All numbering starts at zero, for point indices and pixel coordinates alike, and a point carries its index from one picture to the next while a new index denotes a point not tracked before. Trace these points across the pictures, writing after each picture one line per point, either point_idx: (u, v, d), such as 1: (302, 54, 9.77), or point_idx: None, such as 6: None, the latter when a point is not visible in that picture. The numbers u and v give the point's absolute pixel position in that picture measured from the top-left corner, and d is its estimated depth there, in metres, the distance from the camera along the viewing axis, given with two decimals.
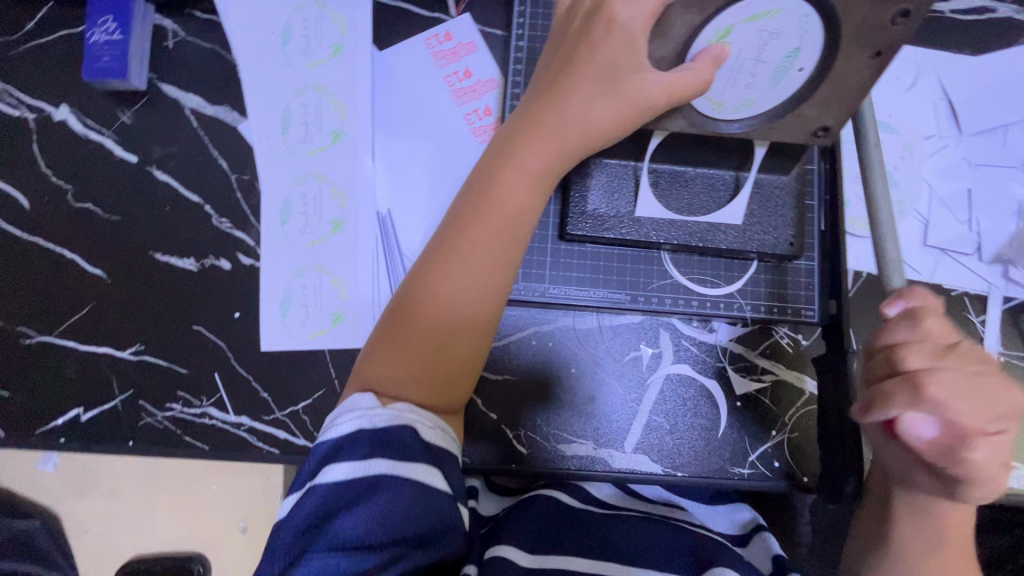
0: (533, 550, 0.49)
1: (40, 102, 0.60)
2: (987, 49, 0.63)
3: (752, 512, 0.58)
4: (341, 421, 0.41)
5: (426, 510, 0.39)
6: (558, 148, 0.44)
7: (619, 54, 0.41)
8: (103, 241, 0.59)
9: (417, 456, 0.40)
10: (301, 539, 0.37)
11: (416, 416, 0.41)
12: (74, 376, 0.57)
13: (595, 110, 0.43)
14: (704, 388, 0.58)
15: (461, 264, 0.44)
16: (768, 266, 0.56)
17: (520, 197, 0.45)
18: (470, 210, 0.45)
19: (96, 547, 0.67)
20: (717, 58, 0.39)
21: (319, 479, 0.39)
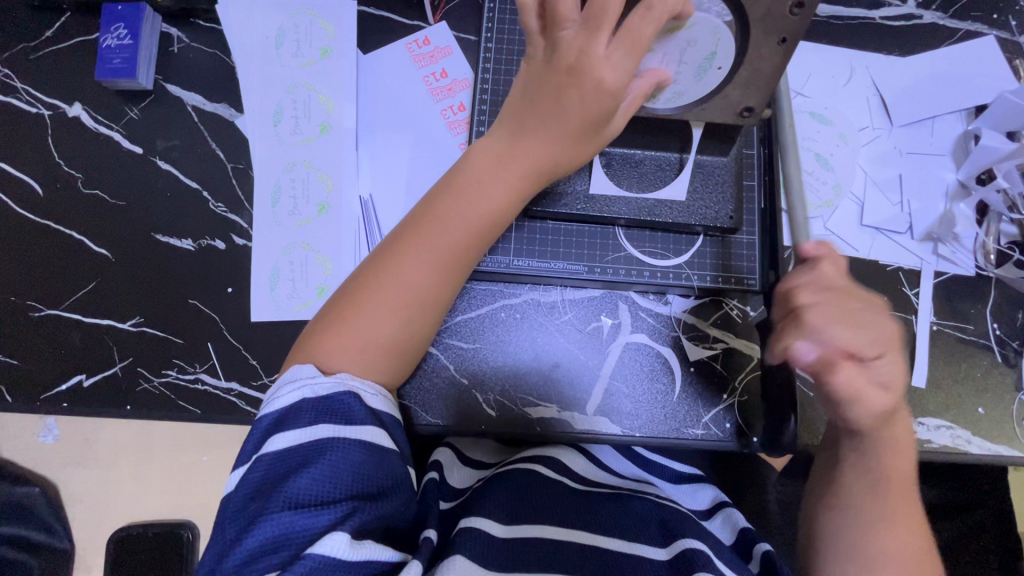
0: (509, 519, 0.51)
1: (56, 100, 0.67)
2: (915, 51, 0.70)
3: (715, 492, 0.62)
4: (280, 395, 0.46)
5: (374, 464, 0.45)
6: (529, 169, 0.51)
7: (593, 98, 0.46)
8: (109, 224, 0.64)
9: (362, 420, 0.46)
10: (258, 502, 0.42)
11: (358, 383, 0.48)
12: (78, 345, 0.62)
13: (564, 144, 0.50)
14: (660, 355, 0.63)
15: (426, 265, 0.51)
16: (714, 240, 0.62)
17: (478, 208, 0.51)
18: (428, 221, 0.51)
19: (93, 516, 0.71)
20: (659, 81, 0.47)
21: (267, 449, 0.44)
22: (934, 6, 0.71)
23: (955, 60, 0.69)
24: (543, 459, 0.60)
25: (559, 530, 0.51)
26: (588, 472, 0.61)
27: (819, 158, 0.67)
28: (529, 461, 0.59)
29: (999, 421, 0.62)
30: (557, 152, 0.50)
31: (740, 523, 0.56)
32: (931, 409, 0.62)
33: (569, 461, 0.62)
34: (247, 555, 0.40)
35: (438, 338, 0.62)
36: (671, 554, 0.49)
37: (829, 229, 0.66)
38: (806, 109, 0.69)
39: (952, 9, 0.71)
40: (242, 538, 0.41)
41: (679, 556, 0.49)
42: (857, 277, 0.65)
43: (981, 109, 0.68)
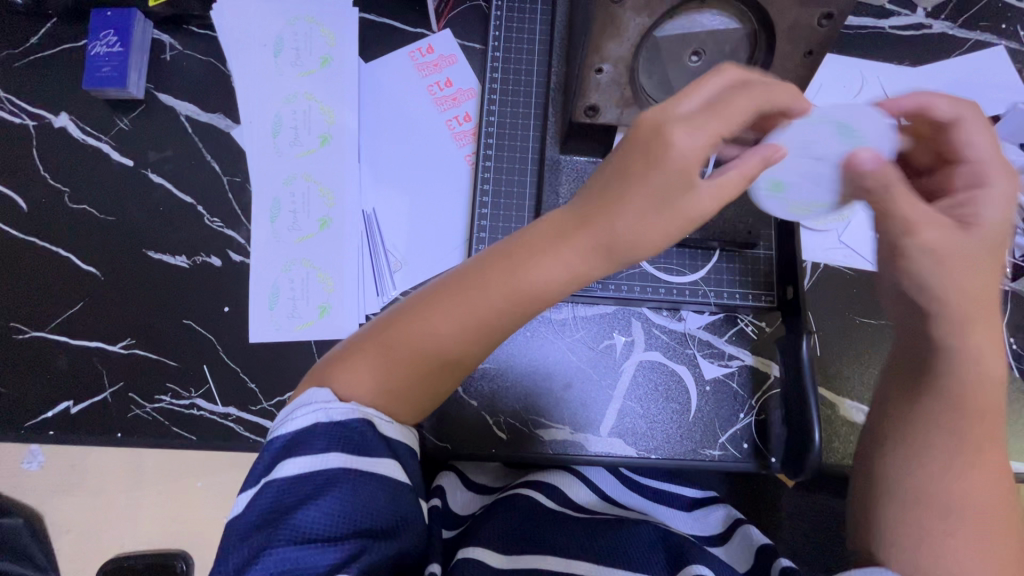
0: (507, 548, 0.47)
1: (41, 110, 0.63)
2: (925, 60, 0.69)
3: (727, 510, 0.60)
4: (293, 416, 0.41)
5: (389, 501, 0.40)
6: (600, 245, 0.42)
7: (671, 175, 0.39)
8: (98, 240, 0.61)
9: (378, 450, 0.41)
10: (257, 534, 0.37)
11: (375, 411, 0.42)
12: (65, 370, 0.58)
13: (644, 228, 0.41)
14: (675, 374, 0.61)
15: (458, 320, 0.43)
16: (729, 256, 0.60)
17: (529, 283, 0.42)
18: (467, 286, 0.43)
19: (81, 546, 0.68)
20: (767, 158, 0.40)
21: (276, 473, 0.39)
22: (943, 15, 0.70)
23: (965, 70, 0.69)
24: (545, 488, 0.56)
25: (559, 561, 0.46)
26: (588, 502, 0.57)
27: None
28: (532, 489, 0.55)
29: None
30: (634, 230, 0.41)
31: (759, 542, 0.53)
32: None
33: (568, 489, 0.57)
34: None
35: None
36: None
37: (844, 243, 0.64)
38: None
39: (961, 19, 0.70)
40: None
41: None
42: (873, 291, 0.64)
43: (993, 120, 0.67)
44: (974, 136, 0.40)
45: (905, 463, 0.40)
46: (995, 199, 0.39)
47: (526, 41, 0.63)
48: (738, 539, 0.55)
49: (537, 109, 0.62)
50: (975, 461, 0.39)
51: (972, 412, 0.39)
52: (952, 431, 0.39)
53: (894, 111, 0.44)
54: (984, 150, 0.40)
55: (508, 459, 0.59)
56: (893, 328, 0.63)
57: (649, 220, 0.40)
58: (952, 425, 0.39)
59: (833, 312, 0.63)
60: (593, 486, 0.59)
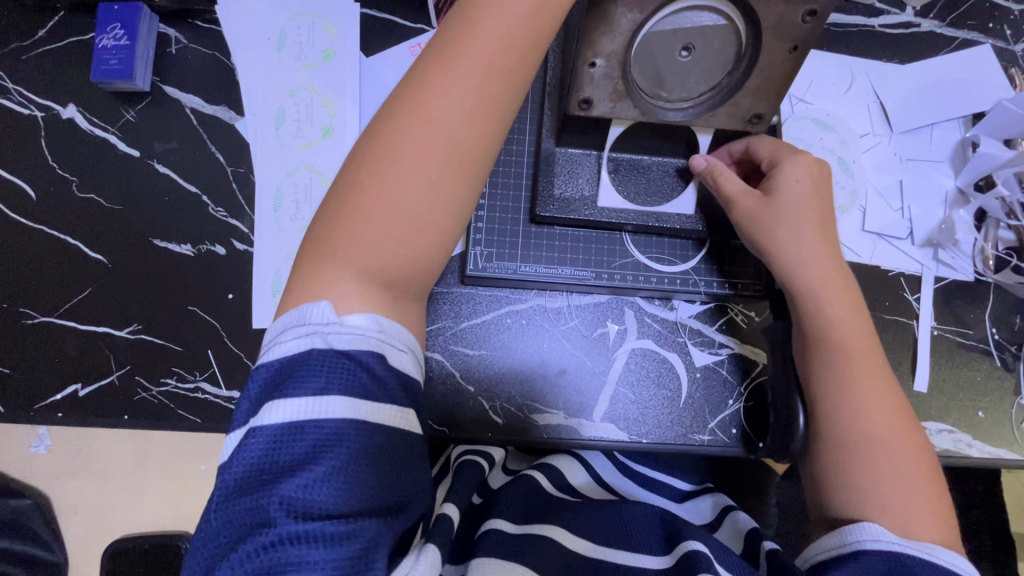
0: (521, 519, 0.51)
1: (49, 102, 0.65)
2: (913, 59, 0.71)
3: (715, 497, 0.64)
4: (288, 344, 0.38)
5: (391, 452, 0.39)
6: (490, 69, 0.43)
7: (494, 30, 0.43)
8: (105, 228, 0.63)
9: (386, 394, 0.39)
10: (248, 489, 0.35)
11: (383, 336, 0.40)
12: (73, 354, 0.60)
13: (508, 12, 0.43)
14: (666, 361, 0.63)
15: (400, 173, 0.42)
16: (720, 246, 0.62)
17: (435, 113, 0.42)
18: (394, 135, 0.42)
19: (85, 528, 0.69)
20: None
21: (266, 418, 0.37)
22: (931, 15, 0.72)
23: (952, 68, 0.70)
24: (546, 470, 0.60)
25: (567, 535, 0.50)
26: (584, 484, 0.62)
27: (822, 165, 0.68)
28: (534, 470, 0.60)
29: (1000, 424, 0.63)
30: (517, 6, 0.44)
31: (746, 527, 0.57)
32: (933, 414, 0.63)
33: (567, 471, 0.62)
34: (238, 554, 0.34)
35: (445, 345, 0.62)
36: (673, 560, 0.48)
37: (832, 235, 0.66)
38: (808, 115, 0.69)
39: (948, 18, 0.72)
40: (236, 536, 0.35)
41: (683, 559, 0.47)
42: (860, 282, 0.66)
43: (979, 116, 0.69)
44: (786, 167, 0.54)
45: (852, 416, 0.50)
46: (795, 203, 0.54)
47: None
48: (730, 526, 0.58)
49: (534, 103, 0.64)
50: (860, 397, 0.50)
51: (846, 358, 0.51)
52: (841, 379, 0.51)
53: (706, 174, 0.55)
54: (797, 172, 0.54)
55: (505, 443, 0.61)
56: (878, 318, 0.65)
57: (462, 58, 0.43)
58: (831, 398, 0.50)
59: None
60: (590, 470, 0.64)
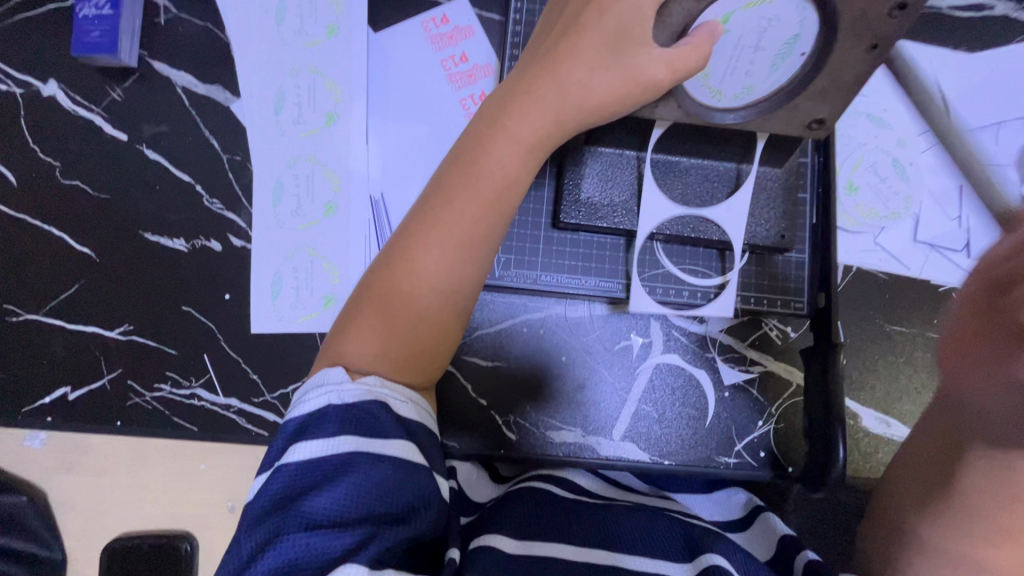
0: (522, 534, 0.46)
1: (28, 77, 0.59)
2: (986, 46, 0.63)
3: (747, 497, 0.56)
4: (306, 398, 0.41)
5: (401, 484, 0.39)
6: (479, 205, 0.45)
7: (498, 160, 0.44)
8: (92, 218, 0.58)
9: (391, 432, 0.40)
10: (270, 519, 0.37)
11: (387, 391, 0.42)
12: (61, 355, 0.56)
13: (507, 151, 0.44)
14: (693, 378, 0.58)
15: (401, 298, 0.45)
16: (759, 257, 0.56)
17: (424, 265, 0.44)
18: (386, 283, 0.45)
19: (84, 526, 0.67)
20: (712, 34, 0.40)
21: (287, 459, 0.39)
22: None
23: None
24: (556, 478, 0.55)
25: (573, 549, 0.45)
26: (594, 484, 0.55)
27: (875, 167, 0.62)
28: (545, 481, 0.53)
29: None
30: (521, 132, 0.44)
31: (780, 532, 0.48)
32: None
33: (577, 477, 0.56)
34: None
35: (456, 355, 0.58)
36: (695, 570, 0.43)
37: (880, 245, 0.61)
38: (863, 110, 0.62)
39: None
40: (253, 561, 0.36)
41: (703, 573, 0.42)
42: (906, 297, 0.60)
43: None
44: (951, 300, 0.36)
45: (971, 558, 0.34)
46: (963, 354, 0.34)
47: None
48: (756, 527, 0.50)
49: None
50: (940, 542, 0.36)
51: None
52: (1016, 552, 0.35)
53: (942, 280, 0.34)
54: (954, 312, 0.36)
55: (518, 459, 0.58)
56: (924, 337, 0.60)
57: (466, 189, 0.45)
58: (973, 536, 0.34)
59: (862, 320, 0.60)
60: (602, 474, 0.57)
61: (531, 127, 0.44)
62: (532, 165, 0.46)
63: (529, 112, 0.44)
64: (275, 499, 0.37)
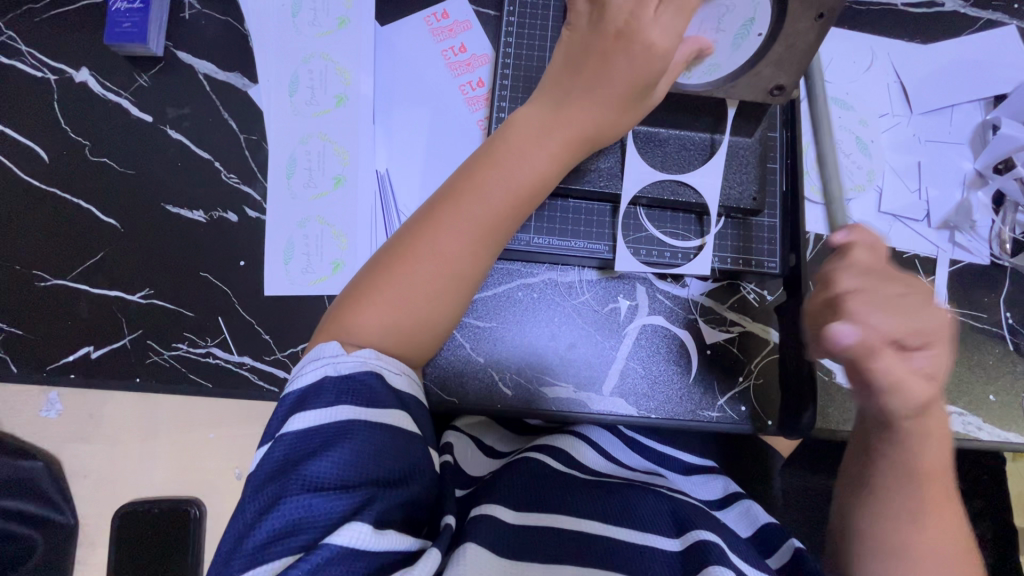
0: (519, 507, 0.48)
1: (62, 65, 0.65)
2: (937, 37, 0.69)
3: (727, 482, 0.59)
4: (304, 372, 0.44)
5: (395, 451, 0.42)
6: (503, 203, 0.49)
7: (523, 161, 0.49)
8: (118, 192, 0.63)
9: (386, 403, 0.43)
10: (272, 484, 0.39)
11: (382, 361, 0.45)
12: (85, 317, 0.60)
13: (532, 156, 0.49)
14: (677, 338, 0.62)
15: (418, 280, 0.47)
16: (735, 222, 0.60)
17: (445, 251, 0.48)
18: (403, 264, 0.47)
19: (97, 491, 0.70)
20: (699, 48, 0.48)
21: (287, 430, 0.41)
22: None
23: (978, 47, 0.69)
24: (551, 450, 0.57)
25: (570, 519, 0.47)
26: (596, 464, 0.58)
27: (840, 144, 0.67)
28: (541, 453, 0.56)
29: (1010, 409, 0.62)
30: (545, 143, 0.49)
31: (762, 518, 0.53)
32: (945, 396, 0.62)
33: (575, 451, 0.58)
34: (264, 539, 0.38)
35: None
36: (683, 544, 0.45)
37: (847, 214, 0.66)
38: (827, 93, 0.68)
39: None
40: (258, 522, 0.38)
41: (691, 547, 0.44)
42: None
43: (1000, 99, 0.67)
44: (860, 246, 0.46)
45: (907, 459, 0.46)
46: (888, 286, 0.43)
47: (540, 5, 0.63)
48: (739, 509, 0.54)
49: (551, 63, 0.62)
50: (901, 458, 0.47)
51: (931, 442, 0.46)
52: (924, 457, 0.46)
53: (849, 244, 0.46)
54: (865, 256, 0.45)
55: (514, 412, 0.61)
56: None
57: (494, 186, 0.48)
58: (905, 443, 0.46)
59: None
60: (598, 449, 0.60)
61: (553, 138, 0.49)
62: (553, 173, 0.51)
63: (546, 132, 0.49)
64: (277, 467, 0.40)
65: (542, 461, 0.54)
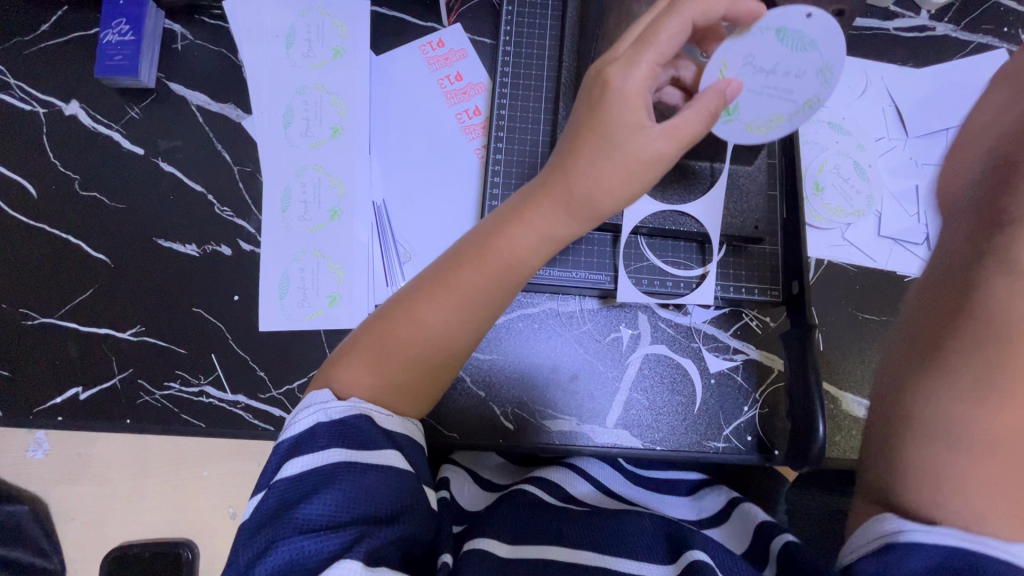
0: (513, 539, 0.46)
1: (51, 98, 0.64)
2: (929, 61, 0.70)
3: (724, 494, 0.57)
4: (296, 420, 0.41)
5: (390, 491, 0.39)
6: (490, 278, 0.46)
7: (512, 236, 0.46)
8: (108, 227, 0.61)
9: (379, 443, 0.41)
10: (263, 532, 0.36)
11: (371, 406, 0.42)
12: (74, 356, 0.59)
13: (522, 235, 0.46)
14: (680, 368, 0.61)
15: (402, 345, 0.45)
16: (736, 250, 0.60)
17: (427, 320, 0.46)
18: (387, 327, 0.46)
19: (83, 535, 0.68)
20: (723, 91, 0.43)
21: (280, 476, 0.39)
22: (947, 17, 0.70)
23: (971, 71, 0.69)
24: (541, 485, 0.55)
25: (564, 551, 0.45)
26: (586, 495, 0.55)
27: (839, 169, 0.67)
28: (532, 487, 0.54)
29: None
30: (540, 223, 0.46)
31: (757, 518, 0.50)
32: None
33: (566, 485, 0.56)
34: None
35: None
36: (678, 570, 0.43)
37: (847, 240, 0.65)
38: (824, 118, 0.68)
39: (965, 21, 0.70)
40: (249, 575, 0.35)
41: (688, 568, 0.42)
42: (877, 288, 0.65)
43: None
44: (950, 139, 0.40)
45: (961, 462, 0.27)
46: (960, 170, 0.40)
47: (537, 34, 0.63)
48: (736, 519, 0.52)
49: (550, 92, 0.61)
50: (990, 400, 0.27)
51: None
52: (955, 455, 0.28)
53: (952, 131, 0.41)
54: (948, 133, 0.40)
55: (515, 449, 0.60)
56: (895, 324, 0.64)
57: (481, 261, 0.46)
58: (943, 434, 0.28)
59: (838, 309, 0.64)
60: (591, 480, 0.57)
61: (545, 217, 0.46)
62: (543, 251, 0.47)
63: (540, 198, 0.46)
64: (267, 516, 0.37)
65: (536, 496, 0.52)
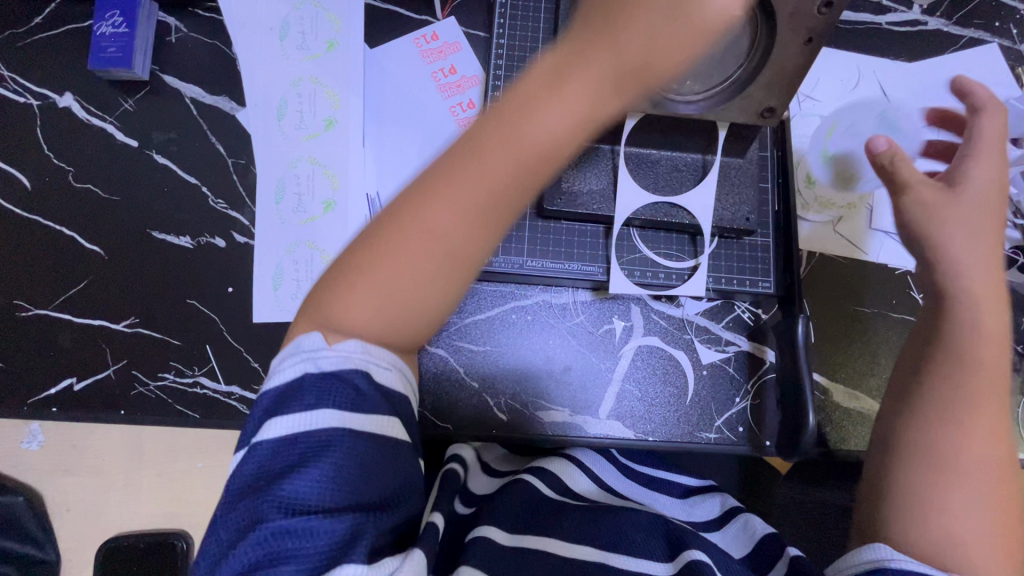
0: (514, 529, 0.47)
1: (45, 90, 0.64)
2: (921, 56, 0.70)
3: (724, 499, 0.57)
4: (282, 367, 0.40)
5: (379, 462, 0.39)
6: (507, 172, 0.40)
7: (534, 130, 0.40)
8: (102, 219, 0.62)
9: (375, 405, 0.39)
10: (249, 499, 0.36)
11: (369, 356, 0.40)
12: (69, 347, 0.59)
13: (549, 117, 0.40)
14: (673, 359, 0.62)
15: (400, 257, 0.40)
16: (728, 241, 0.60)
17: (431, 224, 0.40)
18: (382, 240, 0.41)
19: (78, 527, 0.68)
20: None
21: (264, 436, 0.38)
22: (939, 12, 0.71)
23: (962, 66, 0.70)
24: (540, 472, 0.55)
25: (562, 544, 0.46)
26: (587, 490, 0.56)
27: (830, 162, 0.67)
28: (533, 475, 0.54)
29: None
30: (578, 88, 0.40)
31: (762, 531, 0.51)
32: None
33: (567, 477, 0.56)
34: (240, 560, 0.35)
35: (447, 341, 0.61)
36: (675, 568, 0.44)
37: (838, 233, 0.66)
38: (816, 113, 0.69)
39: (957, 16, 0.71)
40: (236, 542, 0.36)
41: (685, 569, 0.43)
42: (868, 280, 0.65)
43: None
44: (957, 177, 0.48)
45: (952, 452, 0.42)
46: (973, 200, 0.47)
47: (531, 27, 0.63)
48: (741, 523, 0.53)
49: None
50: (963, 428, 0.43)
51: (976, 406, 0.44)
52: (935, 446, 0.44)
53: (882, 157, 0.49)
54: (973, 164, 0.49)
55: (508, 438, 0.60)
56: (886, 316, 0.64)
57: (495, 157, 0.40)
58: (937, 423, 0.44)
59: (829, 302, 0.65)
60: (592, 474, 0.58)
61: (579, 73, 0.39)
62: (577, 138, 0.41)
63: (576, 65, 0.40)
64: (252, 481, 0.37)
65: (535, 483, 0.53)
